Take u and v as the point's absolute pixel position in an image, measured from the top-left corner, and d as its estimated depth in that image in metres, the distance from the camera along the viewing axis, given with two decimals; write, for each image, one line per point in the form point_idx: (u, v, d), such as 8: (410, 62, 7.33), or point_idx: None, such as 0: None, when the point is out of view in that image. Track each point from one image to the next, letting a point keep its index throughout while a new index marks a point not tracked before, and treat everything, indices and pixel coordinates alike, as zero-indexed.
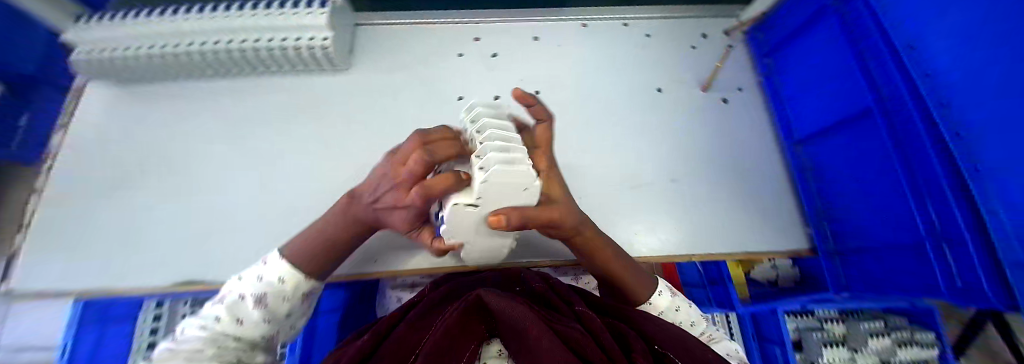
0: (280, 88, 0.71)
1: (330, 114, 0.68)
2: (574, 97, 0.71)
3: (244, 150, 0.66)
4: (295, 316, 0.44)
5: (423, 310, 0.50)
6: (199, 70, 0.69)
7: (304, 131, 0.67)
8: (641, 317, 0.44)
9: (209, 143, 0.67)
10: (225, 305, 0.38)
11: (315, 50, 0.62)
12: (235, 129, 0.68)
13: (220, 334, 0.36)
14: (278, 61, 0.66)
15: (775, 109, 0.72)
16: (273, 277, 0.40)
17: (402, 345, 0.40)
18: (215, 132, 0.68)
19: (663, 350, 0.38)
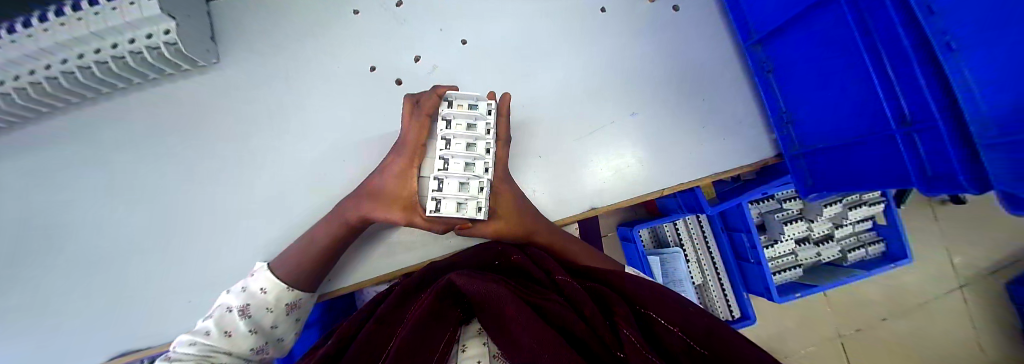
0: (138, 104, 0.56)
1: (221, 123, 0.56)
2: (507, 38, 0.60)
3: (131, 193, 0.55)
4: (280, 328, 0.46)
5: (392, 304, 0.44)
6: (11, 115, 0.50)
7: (195, 151, 0.55)
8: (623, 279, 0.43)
9: (82, 196, 0.54)
10: (212, 319, 0.39)
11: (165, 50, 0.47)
12: (105, 170, 0.55)
13: (212, 345, 0.36)
14: (120, 73, 0.50)
15: (727, 9, 0.64)
16: (255, 287, 0.45)
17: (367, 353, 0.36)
18: (82, 181, 0.54)
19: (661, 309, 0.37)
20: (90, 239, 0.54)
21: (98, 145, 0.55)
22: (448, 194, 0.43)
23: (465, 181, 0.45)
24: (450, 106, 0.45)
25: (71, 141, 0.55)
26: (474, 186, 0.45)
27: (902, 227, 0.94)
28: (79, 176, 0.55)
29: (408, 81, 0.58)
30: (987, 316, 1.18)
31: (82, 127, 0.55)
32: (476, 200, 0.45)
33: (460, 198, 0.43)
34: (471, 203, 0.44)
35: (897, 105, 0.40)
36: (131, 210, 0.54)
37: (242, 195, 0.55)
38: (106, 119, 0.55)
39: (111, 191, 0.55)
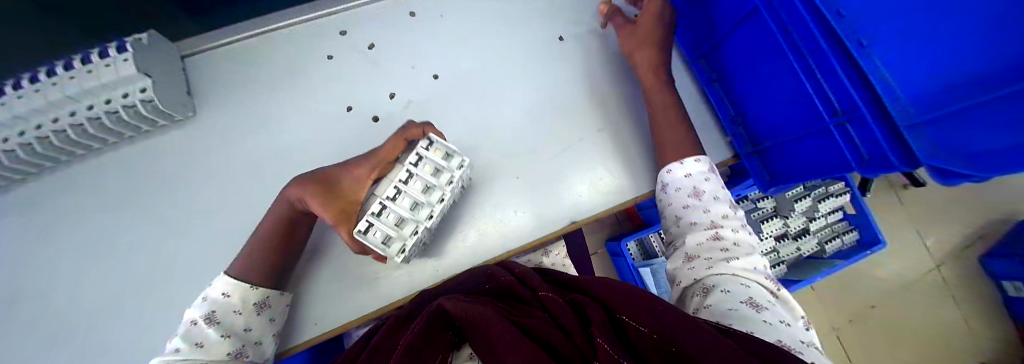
0: (109, 163, 0.55)
1: (198, 174, 0.56)
2: (477, 71, 0.64)
3: (96, 254, 0.52)
4: (257, 326, 0.44)
5: (385, 332, 0.45)
6: None
7: (171, 204, 0.55)
8: (607, 290, 0.45)
9: (38, 263, 0.51)
10: (177, 337, 0.39)
11: (141, 107, 0.48)
12: (68, 233, 0.53)
13: (184, 357, 0.37)
14: (113, 128, 0.51)
15: None
16: (217, 292, 0.43)
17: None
18: (40, 246, 0.52)
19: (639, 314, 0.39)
20: (43, 310, 0.50)
21: (62, 207, 0.53)
22: (380, 224, 0.40)
23: (404, 218, 0.42)
24: (428, 147, 0.45)
25: (31, 206, 0.53)
26: (418, 215, 0.43)
27: (869, 214, 1.00)
28: (37, 241, 0.52)
29: (386, 119, 0.60)
30: (963, 290, 1.23)
31: (46, 191, 0.53)
32: (416, 224, 0.42)
33: (390, 232, 0.40)
34: (398, 242, 0.41)
35: (826, 100, 0.46)
36: (94, 272, 0.52)
37: (220, 245, 0.54)
38: (73, 180, 0.54)
39: (72, 254, 0.52)
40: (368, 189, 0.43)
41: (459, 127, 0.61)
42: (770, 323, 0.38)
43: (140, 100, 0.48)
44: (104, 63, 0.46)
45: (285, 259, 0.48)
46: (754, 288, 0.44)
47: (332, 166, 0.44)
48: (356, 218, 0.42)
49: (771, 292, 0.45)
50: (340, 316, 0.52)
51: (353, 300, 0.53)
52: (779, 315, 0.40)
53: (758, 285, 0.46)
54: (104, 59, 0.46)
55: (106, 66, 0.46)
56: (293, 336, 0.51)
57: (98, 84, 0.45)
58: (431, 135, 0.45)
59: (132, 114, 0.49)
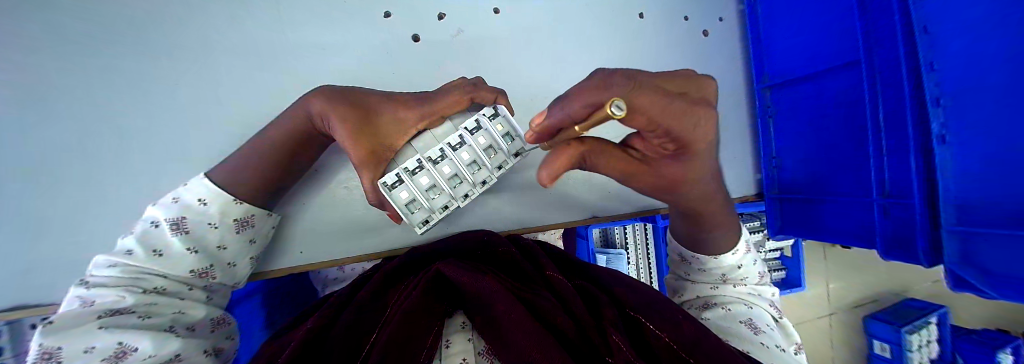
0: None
1: (182, 39, 0.45)
2: (538, 19, 0.55)
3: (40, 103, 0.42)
4: (234, 246, 0.37)
5: (378, 290, 0.40)
6: None
7: (137, 67, 0.43)
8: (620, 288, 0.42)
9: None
10: (135, 236, 0.32)
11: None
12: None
13: (141, 268, 0.31)
14: None
15: (750, 47, 0.67)
16: (193, 197, 0.35)
17: (349, 334, 0.32)
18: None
19: (660, 312, 0.36)
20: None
21: None
22: (411, 185, 0.34)
23: (459, 174, 0.36)
24: (492, 118, 0.36)
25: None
26: (455, 189, 0.36)
27: (801, 258, 1.12)
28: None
29: (425, 41, 0.51)
30: (844, 342, 1.47)
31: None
32: (449, 199, 0.36)
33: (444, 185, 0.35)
34: (422, 212, 0.36)
35: (879, 179, 0.47)
36: (18, 125, 0.40)
37: (200, 134, 0.46)
38: None
39: None
40: (408, 138, 0.35)
41: (504, 79, 0.54)
42: (768, 348, 0.35)
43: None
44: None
45: (285, 175, 0.40)
46: (756, 312, 0.41)
47: (373, 93, 0.35)
48: (385, 165, 0.34)
49: (772, 316, 0.43)
50: (327, 248, 0.48)
51: (344, 235, 0.49)
52: (775, 339, 0.38)
53: (762, 310, 0.43)
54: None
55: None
56: (272, 259, 0.46)
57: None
58: (501, 108, 0.36)
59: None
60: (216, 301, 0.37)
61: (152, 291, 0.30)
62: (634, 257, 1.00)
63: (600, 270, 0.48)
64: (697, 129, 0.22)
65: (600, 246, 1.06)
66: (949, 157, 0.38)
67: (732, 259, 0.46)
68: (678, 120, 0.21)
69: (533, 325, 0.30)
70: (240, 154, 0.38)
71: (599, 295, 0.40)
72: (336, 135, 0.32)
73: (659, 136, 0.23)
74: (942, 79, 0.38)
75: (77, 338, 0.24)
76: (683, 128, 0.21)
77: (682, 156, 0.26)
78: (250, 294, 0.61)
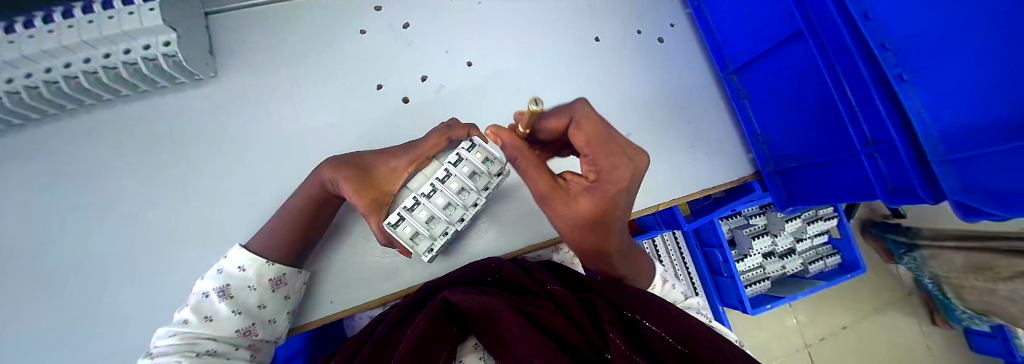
0: (129, 117, 0.54)
1: (222, 139, 0.55)
2: (508, 62, 0.64)
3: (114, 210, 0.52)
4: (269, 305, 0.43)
5: (392, 327, 0.43)
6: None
7: (190, 168, 0.54)
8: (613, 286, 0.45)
9: (44, 214, 0.50)
10: (188, 307, 0.37)
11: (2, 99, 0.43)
12: (76, 186, 0.51)
13: (195, 332, 0.36)
14: (130, 79, 0.49)
15: (706, 42, 0.72)
16: (235, 266, 0.41)
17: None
18: (49, 197, 0.50)
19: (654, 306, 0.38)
20: (50, 264, 0.49)
21: (77, 158, 0.52)
22: (412, 220, 0.39)
23: (452, 202, 0.42)
24: (471, 149, 0.42)
25: (35, 155, 0.51)
26: (450, 215, 0.42)
27: (853, 238, 1.05)
28: (48, 189, 0.50)
29: (414, 100, 0.59)
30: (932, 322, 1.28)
31: (57, 140, 0.51)
32: (447, 225, 0.42)
33: (439, 215, 0.41)
34: (426, 241, 0.40)
35: (859, 131, 0.49)
36: (107, 230, 0.51)
37: (238, 213, 0.54)
38: (89, 131, 0.52)
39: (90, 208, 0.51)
40: (403, 181, 0.42)
41: (486, 118, 0.61)
42: None
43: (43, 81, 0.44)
44: (4, 41, 0.41)
45: (307, 236, 0.47)
46: None
47: (367, 154, 0.43)
48: (385, 210, 0.41)
49: (703, 322, 0.49)
50: (353, 296, 0.52)
51: (364, 285, 0.53)
52: None
53: (691, 320, 0.49)
54: (23, 31, 0.41)
55: (8, 43, 0.41)
56: (306, 314, 0.51)
57: (33, 50, 0.41)
58: (476, 140, 0.43)
59: (16, 102, 0.44)
60: (259, 359, 0.42)
61: (205, 353, 0.35)
62: None
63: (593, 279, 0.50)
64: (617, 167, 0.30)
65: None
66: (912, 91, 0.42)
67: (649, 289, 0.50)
68: (610, 156, 0.30)
69: (534, 335, 0.33)
70: (268, 225, 0.45)
71: (598, 300, 0.42)
72: (343, 191, 0.39)
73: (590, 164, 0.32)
74: (882, 25, 0.43)
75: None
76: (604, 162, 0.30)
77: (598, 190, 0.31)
78: (292, 355, 0.66)
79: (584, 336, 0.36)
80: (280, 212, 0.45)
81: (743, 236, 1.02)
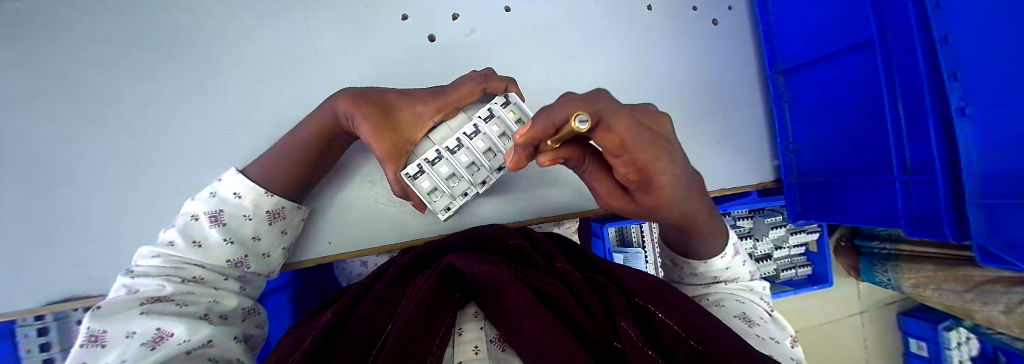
0: (112, 2, 0.46)
1: (219, 47, 0.49)
2: (549, 16, 0.57)
3: (92, 108, 0.47)
4: (264, 239, 0.40)
5: (390, 283, 0.41)
6: None
7: (182, 76, 0.48)
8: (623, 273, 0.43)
9: (18, 102, 0.45)
10: (176, 229, 0.34)
11: None
12: (49, 74, 0.45)
13: (183, 257, 0.33)
14: None
15: (761, 33, 0.66)
16: (229, 192, 0.37)
17: (367, 327, 0.33)
18: (22, 84, 0.45)
19: (670, 297, 0.36)
20: (28, 156, 0.45)
21: (51, 43, 0.45)
22: (432, 174, 0.37)
23: (476, 162, 0.39)
24: (504, 106, 0.37)
25: (2, 28, 0.44)
26: (474, 176, 0.39)
27: (828, 252, 1.07)
28: (15, 73, 0.45)
29: (441, 41, 0.53)
30: (875, 342, 1.40)
31: (22, 15, 0.44)
32: (468, 186, 0.40)
33: (462, 174, 0.38)
34: (444, 199, 0.39)
35: (902, 158, 0.47)
36: (88, 130, 0.46)
37: (234, 136, 0.49)
38: (60, 11, 0.45)
39: (65, 103, 0.46)
40: (425, 131, 0.39)
41: (516, 74, 0.56)
42: (763, 340, 0.35)
43: None
44: None
45: (314, 171, 0.44)
46: (749, 305, 0.41)
47: (390, 92, 0.39)
48: (405, 159, 0.38)
49: (764, 310, 0.42)
50: (356, 238, 0.51)
51: (367, 231, 0.52)
52: (770, 332, 0.38)
53: (754, 303, 0.42)
54: None
55: None
56: (303, 250, 0.49)
57: None
58: (513, 97, 0.38)
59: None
60: (249, 291, 0.40)
61: (190, 280, 0.33)
62: (652, 257, 0.89)
63: (601, 264, 0.48)
64: (658, 164, 0.19)
65: (617, 246, 0.95)
66: (970, 129, 0.39)
67: (720, 262, 0.43)
68: (649, 153, 0.18)
69: (541, 311, 0.31)
70: (272, 151, 0.41)
71: (607, 285, 0.40)
72: (360, 132, 0.36)
73: (626, 163, 0.20)
74: (957, 50, 0.39)
75: (118, 324, 0.26)
76: (649, 159, 0.19)
77: (650, 187, 0.22)
78: (279, 288, 0.65)
79: (593, 320, 0.34)
80: (288, 139, 0.41)
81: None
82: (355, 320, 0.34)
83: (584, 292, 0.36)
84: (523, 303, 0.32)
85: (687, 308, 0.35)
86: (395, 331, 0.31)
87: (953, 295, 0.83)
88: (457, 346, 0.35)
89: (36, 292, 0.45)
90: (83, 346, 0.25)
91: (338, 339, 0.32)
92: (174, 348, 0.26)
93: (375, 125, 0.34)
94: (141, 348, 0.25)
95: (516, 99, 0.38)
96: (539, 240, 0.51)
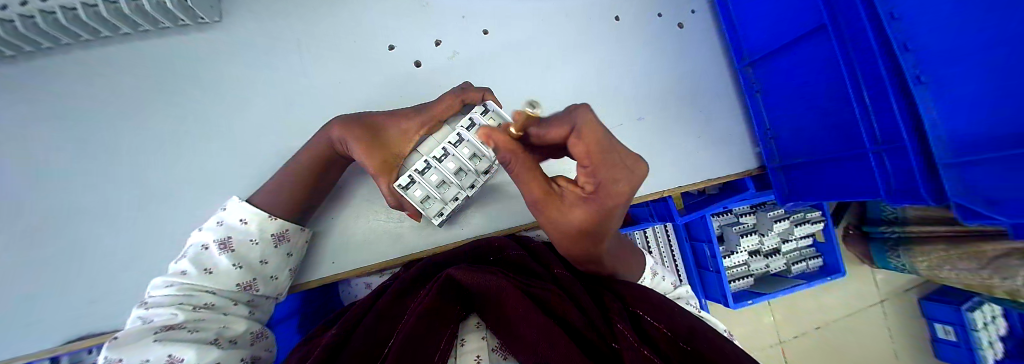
0: (125, 57, 0.51)
1: (224, 88, 0.53)
2: (525, 35, 0.62)
3: (109, 153, 0.50)
4: (271, 263, 0.42)
5: (391, 300, 0.42)
6: None
7: (189, 117, 0.52)
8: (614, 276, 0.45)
9: (43, 154, 0.49)
10: (188, 258, 0.37)
11: None
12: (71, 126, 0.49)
13: (195, 284, 0.36)
14: (129, 16, 0.46)
15: (725, 32, 0.71)
16: (236, 220, 0.40)
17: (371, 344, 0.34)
18: (46, 136, 0.49)
19: (657, 302, 0.38)
20: (49, 203, 0.49)
21: (74, 98, 0.50)
22: (423, 183, 0.40)
23: (463, 168, 0.42)
24: (483, 114, 0.41)
25: (29, 89, 0.49)
26: (462, 181, 0.42)
27: (834, 241, 1.06)
28: (41, 127, 0.49)
29: (427, 65, 0.58)
30: (899, 329, 1.35)
31: (48, 75, 0.49)
32: (458, 190, 0.42)
33: (451, 181, 0.41)
34: (437, 204, 0.42)
35: (870, 131, 0.50)
36: (104, 174, 0.50)
37: (240, 168, 0.53)
38: (82, 69, 0.50)
39: (85, 151, 0.50)
40: (413, 145, 0.42)
41: (499, 89, 0.60)
42: None
43: (38, 11, 0.40)
44: None
45: (314, 193, 0.46)
46: None
47: (378, 113, 0.42)
48: (396, 172, 0.40)
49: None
50: (358, 256, 0.53)
51: (369, 250, 0.54)
52: None
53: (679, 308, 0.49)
54: None
55: None
56: (308, 272, 0.51)
57: None
58: (490, 105, 0.41)
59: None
60: (257, 315, 0.42)
61: (202, 306, 0.35)
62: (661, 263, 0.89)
63: None
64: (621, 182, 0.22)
65: None
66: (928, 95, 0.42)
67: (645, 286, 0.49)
68: (610, 170, 0.22)
69: (540, 318, 0.32)
70: (273, 178, 0.44)
71: (603, 292, 0.41)
72: (352, 150, 0.39)
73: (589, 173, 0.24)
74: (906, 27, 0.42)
75: (135, 352, 0.28)
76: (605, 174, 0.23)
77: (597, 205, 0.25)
78: (287, 315, 0.67)
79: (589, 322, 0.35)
80: (287, 167, 0.44)
81: (731, 231, 1.03)
82: (360, 335, 0.35)
83: (579, 298, 0.38)
84: (521, 311, 0.33)
85: (677, 315, 0.36)
86: (399, 346, 0.31)
87: (969, 274, 0.82)
88: (460, 356, 0.37)
89: (53, 332, 0.47)
90: None
91: (343, 356, 0.33)
92: None
93: (365, 143, 0.37)
94: None
95: (494, 106, 0.41)
96: (536, 250, 0.52)
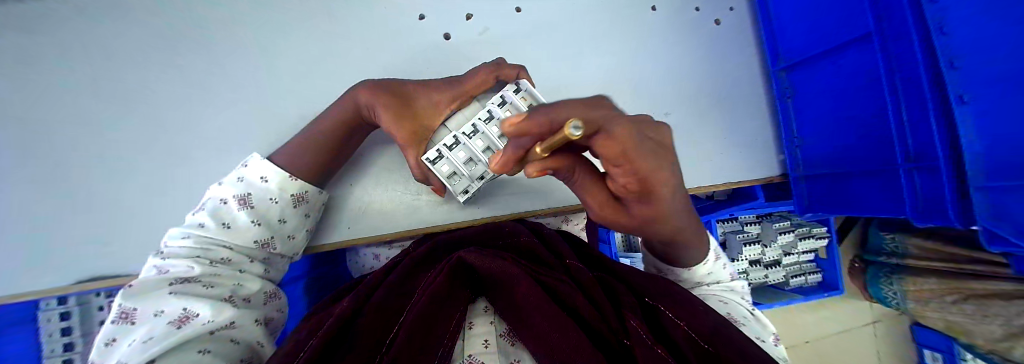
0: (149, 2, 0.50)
1: (246, 44, 0.52)
2: (557, 16, 0.60)
3: (127, 100, 0.50)
4: (288, 223, 0.42)
5: (398, 278, 0.40)
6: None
7: (210, 69, 0.51)
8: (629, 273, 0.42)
9: (61, 94, 0.48)
10: (206, 212, 0.36)
11: None
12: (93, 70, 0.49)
13: (213, 238, 0.35)
14: None
15: (762, 33, 0.68)
16: (257, 177, 0.39)
17: (375, 321, 0.32)
18: (65, 77, 0.48)
19: (683, 300, 0.34)
20: (66, 144, 0.48)
21: (96, 41, 0.49)
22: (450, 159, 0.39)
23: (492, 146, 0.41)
24: (516, 92, 0.40)
25: (52, 26, 0.48)
26: None
27: (838, 260, 1.05)
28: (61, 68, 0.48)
29: (456, 39, 0.56)
30: (891, 353, 1.35)
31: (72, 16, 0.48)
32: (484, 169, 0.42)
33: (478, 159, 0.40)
34: (463, 182, 0.41)
35: (902, 147, 0.48)
36: (125, 120, 0.49)
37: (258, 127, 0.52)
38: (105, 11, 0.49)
39: (104, 95, 0.49)
40: (443, 120, 0.41)
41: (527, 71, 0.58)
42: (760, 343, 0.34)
43: None
44: None
45: (337, 157, 0.46)
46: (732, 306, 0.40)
47: (409, 82, 0.41)
48: (425, 145, 0.40)
49: (747, 309, 0.41)
50: (372, 227, 0.53)
51: (383, 221, 0.53)
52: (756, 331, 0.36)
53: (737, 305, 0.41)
54: None
55: None
56: (321, 236, 0.51)
57: None
58: (524, 84, 0.40)
59: None
60: (271, 273, 0.41)
61: (218, 261, 0.34)
62: None
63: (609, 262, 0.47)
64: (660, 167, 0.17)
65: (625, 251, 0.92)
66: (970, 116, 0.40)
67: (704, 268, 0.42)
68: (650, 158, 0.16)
69: (550, 306, 0.29)
70: (298, 139, 0.43)
71: (620, 287, 0.39)
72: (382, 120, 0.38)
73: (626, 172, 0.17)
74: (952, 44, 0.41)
75: (149, 302, 0.27)
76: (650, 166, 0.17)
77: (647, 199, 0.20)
78: (294, 279, 0.67)
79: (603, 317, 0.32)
80: (311, 129, 0.43)
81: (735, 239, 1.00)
82: (368, 310, 0.34)
83: (595, 291, 0.35)
84: (534, 299, 0.31)
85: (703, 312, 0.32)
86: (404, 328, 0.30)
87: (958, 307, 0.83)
88: (468, 338, 0.33)
89: (68, 272, 0.47)
90: (116, 323, 0.26)
91: (353, 328, 0.32)
92: (202, 327, 0.27)
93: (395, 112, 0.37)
94: (166, 327, 0.26)
95: (529, 84, 0.39)
96: (553, 239, 0.50)
